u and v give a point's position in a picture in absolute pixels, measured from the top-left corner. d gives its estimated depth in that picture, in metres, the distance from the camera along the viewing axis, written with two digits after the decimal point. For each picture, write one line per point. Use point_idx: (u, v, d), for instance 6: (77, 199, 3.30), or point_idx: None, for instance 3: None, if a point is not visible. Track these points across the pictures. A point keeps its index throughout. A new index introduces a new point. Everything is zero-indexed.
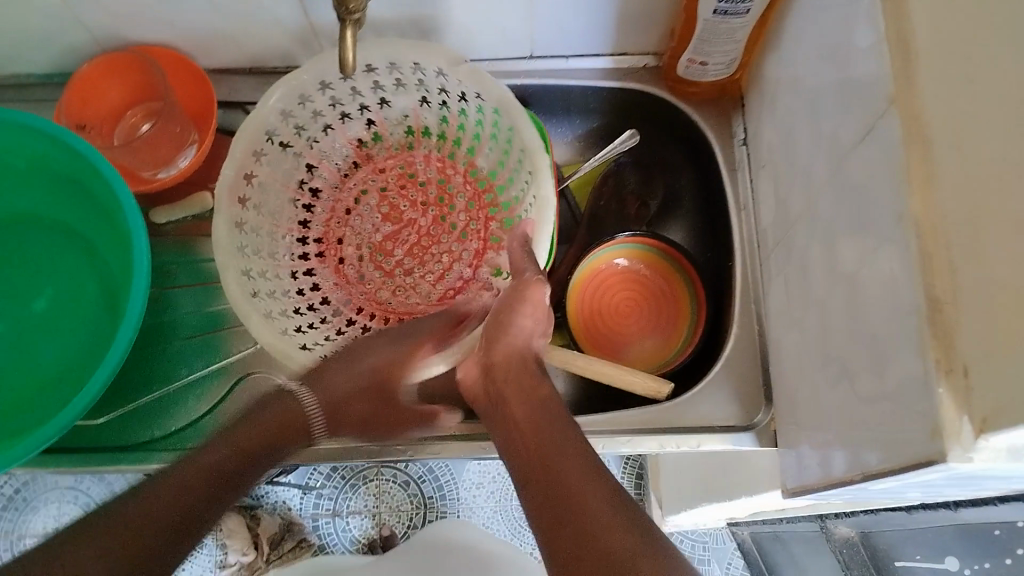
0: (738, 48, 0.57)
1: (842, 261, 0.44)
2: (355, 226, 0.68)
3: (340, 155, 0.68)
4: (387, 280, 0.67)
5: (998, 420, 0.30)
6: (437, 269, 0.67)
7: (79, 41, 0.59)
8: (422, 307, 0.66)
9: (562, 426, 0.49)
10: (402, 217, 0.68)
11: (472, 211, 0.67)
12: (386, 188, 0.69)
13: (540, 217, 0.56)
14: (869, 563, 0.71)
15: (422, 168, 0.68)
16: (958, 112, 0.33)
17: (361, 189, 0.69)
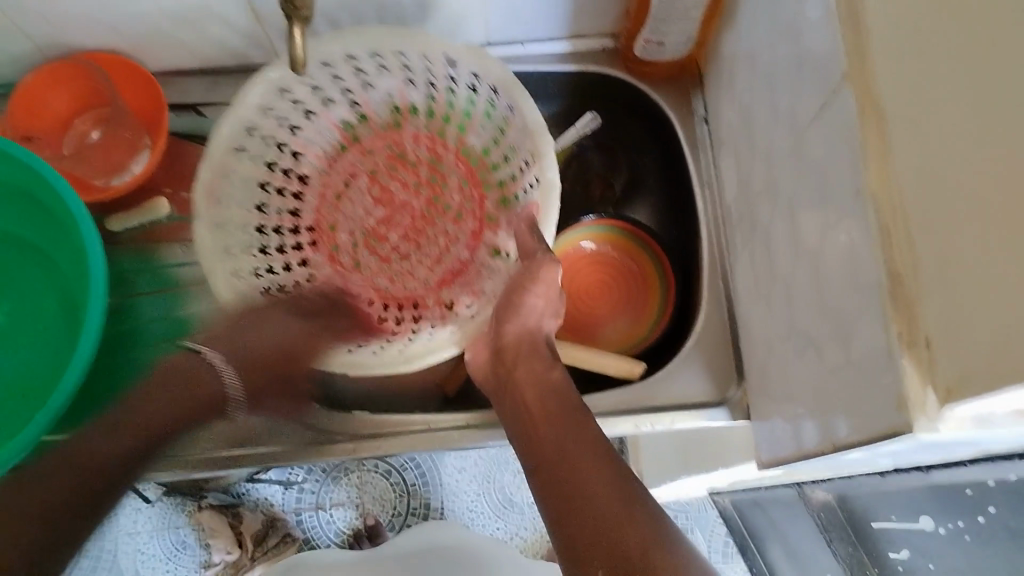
0: (692, 26, 0.57)
1: (804, 236, 0.44)
2: (348, 212, 0.67)
3: (325, 139, 0.65)
4: (382, 263, 0.67)
5: (961, 391, 0.30)
6: (432, 249, 0.67)
7: (22, 49, 0.58)
8: (422, 293, 0.65)
9: (579, 414, 0.51)
10: (390, 203, 0.68)
11: (466, 190, 0.67)
12: (373, 173, 0.67)
13: (546, 199, 0.55)
14: (846, 526, 0.72)
15: (412, 148, 0.67)
16: (910, 86, 0.33)
17: (348, 173, 0.67)
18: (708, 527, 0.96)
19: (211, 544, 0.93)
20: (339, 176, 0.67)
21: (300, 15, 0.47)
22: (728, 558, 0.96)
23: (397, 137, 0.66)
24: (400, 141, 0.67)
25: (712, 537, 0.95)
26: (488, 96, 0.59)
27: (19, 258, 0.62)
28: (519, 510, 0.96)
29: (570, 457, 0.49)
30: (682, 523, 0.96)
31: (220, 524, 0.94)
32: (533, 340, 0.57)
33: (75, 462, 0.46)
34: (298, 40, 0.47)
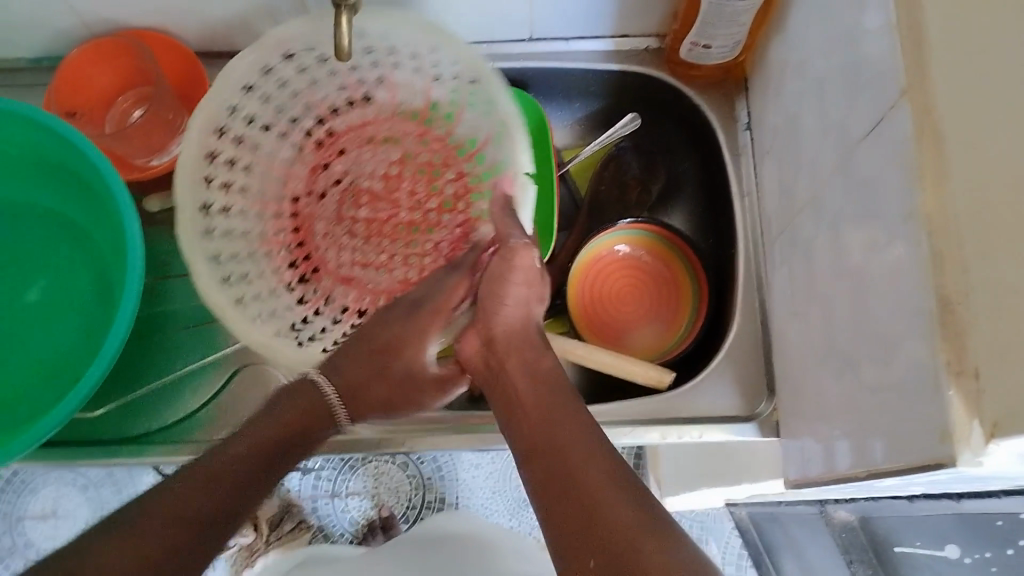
0: (741, 32, 0.56)
1: (849, 253, 0.43)
2: (361, 157, 0.60)
3: (403, 101, 0.59)
4: (341, 235, 0.60)
5: (1010, 426, 0.29)
6: (383, 258, 0.60)
7: (69, 24, 0.58)
8: (328, 266, 0.59)
9: (566, 393, 0.47)
10: (394, 164, 0.61)
11: (445, 234, 0.59)
12: (386, 146, 0.60)
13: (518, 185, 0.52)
14: (869, 549, 0.71)
15: (448, 177, 0.59)
16: (973, 107, 0.32)
17: (364, 131, 0.60)
18: (723, 538, 0.95)
19: None
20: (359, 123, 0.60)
21: (347, 4, 0.46)
22: (742, 570, 0.95)
23: (419, 122, 0.59)
24: (422, 126, 0.59)
25: (727, 549, 0.94)
26: (498, 124, 0.55)
27: (56, 234, 0.62)
28: (534, 510, 0.95)
29: (562, 442, 0.43)
30: (697, 534, 0.95)
31: None
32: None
33: (180, 503, 0.44)
34: (344, 28, 0.47)
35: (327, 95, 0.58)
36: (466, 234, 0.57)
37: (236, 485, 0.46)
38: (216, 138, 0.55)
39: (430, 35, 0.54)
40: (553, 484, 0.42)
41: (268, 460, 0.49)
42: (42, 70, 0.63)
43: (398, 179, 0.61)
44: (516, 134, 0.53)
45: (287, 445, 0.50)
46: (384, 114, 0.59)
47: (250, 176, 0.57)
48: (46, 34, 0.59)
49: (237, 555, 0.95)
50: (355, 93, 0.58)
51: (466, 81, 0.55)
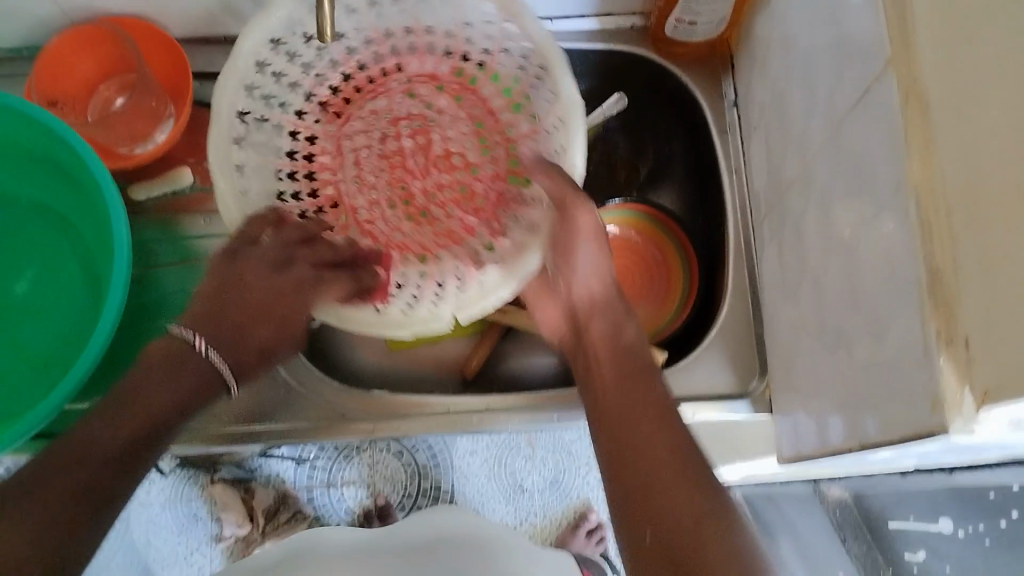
0: (728, 9, 0.55)
1: (838, 228, 0.43)
2: (403, 95, 0.55)
3: (439, 57, 0.54)
4: (359, 195, 0.55)
5: (1000, 394, 0.29)
6: (403, 226, 0.54)
7: (48, 12, 0.57)
8: (341, 198, 0.54)
9: (648, 377, 0.47)
10: (418, 130, 0.56)
11: (481, 197, 0.54)
12: (444, 96, 0.55)
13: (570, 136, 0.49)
14: (862, 524, 0.72)
15: (496, 151, 0.54)
16: (958, 75, 0.32)
17: (396, 96, 0.55)
18: None
19: (222, 517, 0.95)
20: (393, 91, 0.55)
21: None
22: None
23: (456, 81, 0.55)
24: (454, 95, 0.55)
25: None
26: (541, 59, 0.50)
27: (41, 224, 0.61)
28: (530, 496, 0.96)
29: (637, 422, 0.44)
30: None
31: (230, 498, 0.95)
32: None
33: (77, 463, 0.40)
34: (324, 9, 0.46)
35: (367, 34, 0.53)
36: (500, 201, 0.53)
37: (142, 424, 0.43)
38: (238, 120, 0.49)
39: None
40: (618, 455, 0.44)
41: (185, 396, 0.45)
42: (22, 60, 0.62)
43: (448, 156, 0.55)
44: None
45: (199, 392, 0.46)
46: (420, 82, 0.55)
47: (269, 129, 0.52)
48: (26, 22, 0.58)
49: (234, 546, 0.96)
50: (401, 41, 0.54)
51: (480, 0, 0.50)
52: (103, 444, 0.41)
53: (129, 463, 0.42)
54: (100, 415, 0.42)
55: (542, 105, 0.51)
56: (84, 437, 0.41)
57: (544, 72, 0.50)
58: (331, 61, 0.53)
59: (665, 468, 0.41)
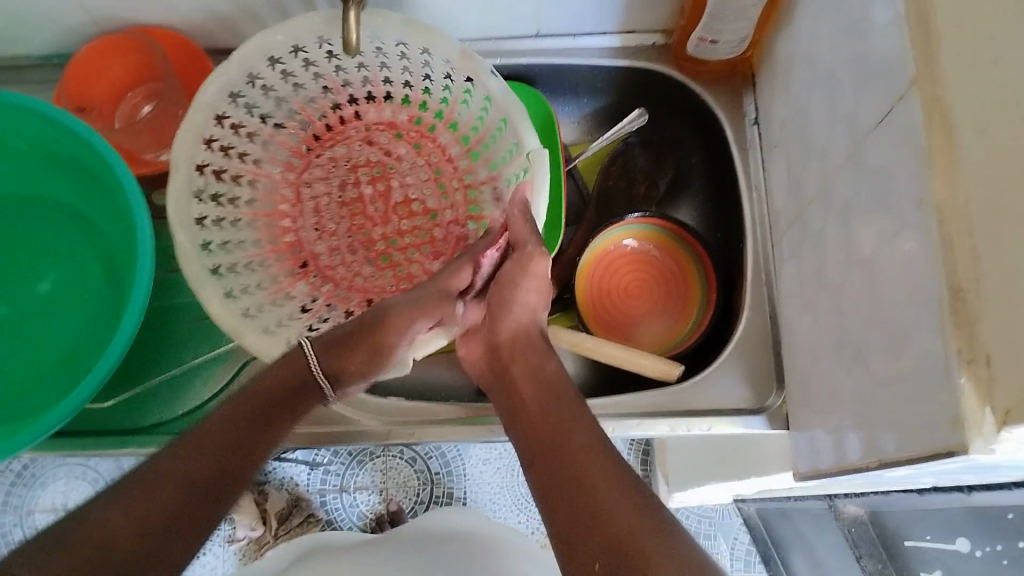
0: (750, 25, 0.56)
1: (858, 245, 0.43)
2: (357, 144, 0.65)
3: (398, 111, 0.64)
4: (317, 241, 0.64)
5: (1023, 413, 0.29)
6: (364, 270, 0.63)
7: (78, 21, 0.58)
8: (308, 245, 0.64)
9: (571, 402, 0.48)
10: (372, 178, 0.65)
11: (440, 228, 0.64)
12: (399, 143, 0.65)
13: (536, 180, 0.54)
14: (876, 542, 0.70)
15: (452, 193, 0.65)
16: (984, 96, 0.32)
17: (347, 147, 0.65)
18: (732, 533, 0.95)
19: (236, 519, 0.94)
20: (341, 140, 0.65)
21: None
22: (750, 567, 0.94)
23: (411, 132, 0.65)
24: (411, 145, 0.65)
25: (735, 545, 0.94)
26: (500, 114, 0.58)
27: (65, 227, 0.62)
28: None
29: (567, 435, 0.46)
30: (705, 530, 0.95)
31: (247, 500, 0.93)
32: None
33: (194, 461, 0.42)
34: (352, 23, 0.47)
35: (330, 85, 0.62)
36: (459, 239, 0.63)
37: (246, 435, 0.46)
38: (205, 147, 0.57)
39: (410, 30, 0.55)
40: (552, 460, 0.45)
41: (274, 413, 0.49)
42: (52, 67, 0.63)
43: (406, 202, 0.65)
44: (517, 116, 0.56)
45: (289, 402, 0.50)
46: (378, 130, 0.65)
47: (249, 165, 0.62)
48: (57, 30, 0.59)
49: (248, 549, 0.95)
50: (359, 93, 0.64)
51: (435, 52, 0.56)
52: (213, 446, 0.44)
53: (240, 463, 0.45)
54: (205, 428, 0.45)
55: (503, 148, 0.60)
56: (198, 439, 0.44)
57: (505, 123, 0.58)
58: (313, 103, 0.63)
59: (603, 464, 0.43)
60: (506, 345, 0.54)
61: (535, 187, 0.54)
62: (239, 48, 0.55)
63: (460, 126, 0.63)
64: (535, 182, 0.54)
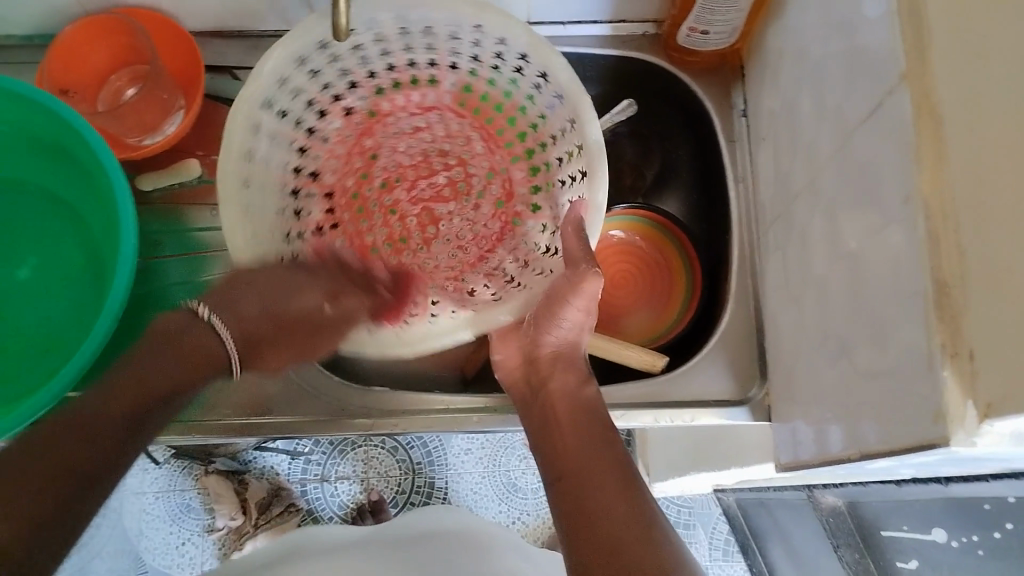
0: (739, 17, 0.56)
1: (844, 238, 0.43)
2: (388, 132, 0.64)
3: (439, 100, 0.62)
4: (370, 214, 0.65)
5: (1005, 406, 0.29)
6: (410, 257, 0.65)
7: (62, 0, 0.57)
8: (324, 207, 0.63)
9: (587, 430, 0.50)
10: (453, 166, 0.65)
11: (489, 220, 0.65)
12: (446, 142, 0.65)
13: (593, 200, 0.52)
14: (856, 533, 0.72)
15: (478, 184, 0.65)
16: (974, 91, 0.32)
17: (402, 124, 0.63)
18: (711, 523, 0.96)
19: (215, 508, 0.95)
20: (412, 109, 0.63)
21: None
22: (730, 557, 0.96)
23: (482, 131, 0.63)
24: (488, 142, 0.64)
25: (715, 535, 0.96)
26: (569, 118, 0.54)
27: (47, 211, 0.62)
28: (523, 495, 0.97)
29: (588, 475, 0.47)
30: (684, 519, 0.96)
31: (224, 489, 0.95)
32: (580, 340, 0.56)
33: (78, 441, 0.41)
34: (342, 8, 0.46)
35: (395, 64, 0.58)
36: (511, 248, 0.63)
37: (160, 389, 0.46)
38: (253, 134, 0.53)
39: (483, 14, 0.52)
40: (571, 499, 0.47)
41: (190, 378, 0.48)
42: (34, 47, 0.62)
43: (432, 219, 0.66)
44: (597, 162, 0.51)
45: (196, 367, 0.49)
46: (421, 114, 0.63)
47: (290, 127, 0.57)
48: (40, 10, 0.58)
49: (227, 539, 0.95)
50: (421, 74, 0.60)
51: (533, 65, 0.54)
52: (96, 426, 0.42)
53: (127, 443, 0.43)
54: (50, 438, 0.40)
55: (566, 162, 0.57)
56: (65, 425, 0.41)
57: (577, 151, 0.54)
58: (369, 76, 0.59)
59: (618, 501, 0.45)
60: (544, 363, 0.55)
61: (592, 214, 0.52)
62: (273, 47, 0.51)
63: (531, 139, 0.61)
64: (592, 205, 0.52)
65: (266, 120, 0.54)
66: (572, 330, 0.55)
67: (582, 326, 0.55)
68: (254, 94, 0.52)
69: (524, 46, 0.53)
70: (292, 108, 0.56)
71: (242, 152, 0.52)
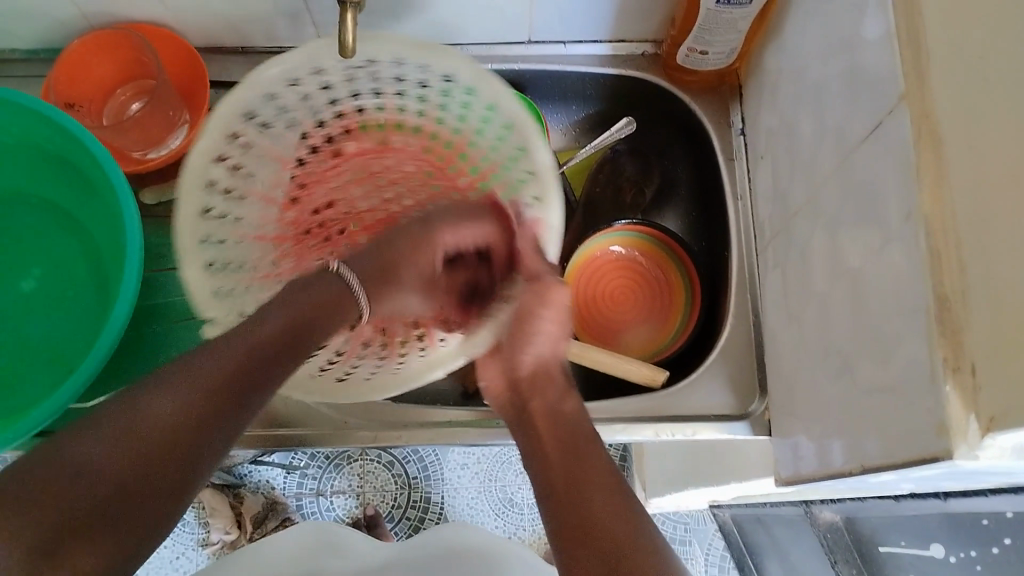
0: (739, 37, 0.57)
1: (844, 254, 0.44)
2: (334, 177, 0.62)
3: (401, 140, 0.61)
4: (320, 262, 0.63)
5: (1007, 420, 0.30)
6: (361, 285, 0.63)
7: (69, 15, 0.58)
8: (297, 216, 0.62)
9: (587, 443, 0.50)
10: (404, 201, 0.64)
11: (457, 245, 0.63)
12: (401, 183, 0.64)
13: (547, 222, 0.57)
14: (852, 549, 0.72)
15: (438, 208, 0.64)
16: (973, 113, 0.33)
17: (359, 165, 0.62)
18: (706, 539, 0.96)
19: (210, 522, 0.94)
20: (371, 150, 0.62)
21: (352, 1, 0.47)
22: (725, 573, 0.96)
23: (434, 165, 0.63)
24: (445, 177, 0.63)
25: (710, 551, 0.96)
26: (519, 143, 0.57)
27: (51, 224, 0.62)
28: (520, 511, 0.97)
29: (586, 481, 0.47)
30: (680, 535, 0.96)
31: (220, 503, 0.94)
32: (556, 354, 0.57)
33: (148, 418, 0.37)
34: (349, 25, 0.47)
35: (342, 109, 0.59)
36: (479, 260, 0.62)
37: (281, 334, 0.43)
38: (229, 141, 0.55)
39: (436, 55, 0.55)
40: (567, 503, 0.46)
41: (316, 319, 0.46)
42: (38, 61, 0.63)
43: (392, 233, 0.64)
44: (548, 188, 0.56)
45: (300, 328, 0.44)
46: (373, 152, 0.62)
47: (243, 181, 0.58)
48: (45, 24, 0.59)
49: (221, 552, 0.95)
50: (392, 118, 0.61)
51: (477, 97, 0.57)
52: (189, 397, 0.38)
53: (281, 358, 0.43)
54: (189, 366, 0.40)
55: (520, 186, 0.59)
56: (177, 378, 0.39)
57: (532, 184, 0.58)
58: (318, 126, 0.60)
59: (605, 503, 0.45)
60: (524, 386, 0.55)
61: (548, 229, 0.57)
62: (274, 60, 0.54)
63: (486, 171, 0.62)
64: (548, 223, 0.57)
65: (241, 133, 0.56)
66: (547, 344, 0.56)
67: (555, 339, 0.57)
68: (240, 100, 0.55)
69: (469, 79, 0.56)
70: (280, 118, 0.58)
71: (216, 155, 0.55)
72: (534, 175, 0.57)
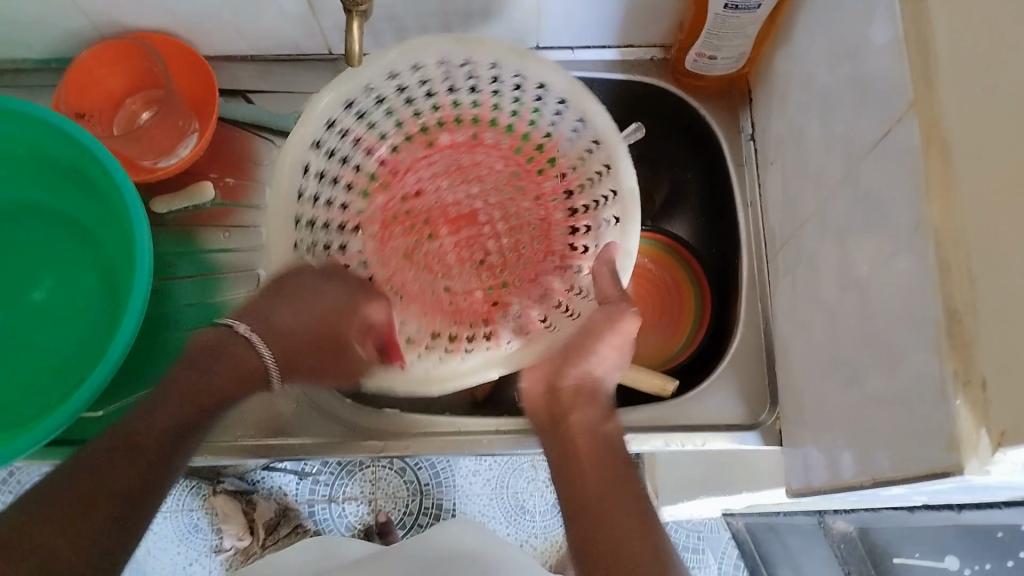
0: (747, 43, 0.56)
1: (854, 262, 0.43)
2: (422, 171, 0.63)
3: (499, 141, 0.61)
4: (401, 248, 0.63)
5: (1018, 436, 0.29)
6: (431, 282, 0.62)
7: (80, 26, 0.58)
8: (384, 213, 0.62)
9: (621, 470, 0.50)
10: (492, 204, 0.64)
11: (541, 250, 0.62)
12: (491, 184, 0.63)
13: (626, 246, 0.54)
14: (866, 560, 0.70)
15: (526, 210, 0.63)
16: (980, 121, 0.32)
17: (446, 160, 0.63)
18: (719, 548, 0.95)
19: (222, 528, 0.95)
20: (462, 145, 0.62)
21: (358, 10, 0.47)
22: None
23: (522, 166, 0.62)
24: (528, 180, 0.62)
25: (723, 560, 0.95)
26: (603, 159, 0.56)
27: (62, 234, 0.62)
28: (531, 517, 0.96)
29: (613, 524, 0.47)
30: (693, 543, 0.96)
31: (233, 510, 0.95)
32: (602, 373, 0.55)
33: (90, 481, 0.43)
34: (354, 33, 0.47)
35: (440, 103, 0.60)
36: (551, 268, 0.61)
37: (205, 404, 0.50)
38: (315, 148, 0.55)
39: (524, 61, 0.54)
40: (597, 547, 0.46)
41: (230, 392, 0.51)
42: (50, 71, 0.63)
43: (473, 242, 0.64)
44: (632, 213, 0.54)
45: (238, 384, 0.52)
46: (461, 148, 0.62)
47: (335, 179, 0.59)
48: (56, 34, 0.59)
49: (234, 559, 0.95)
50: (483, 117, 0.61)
51: (573, 111, 0.56)
52: (114, 480, 0.44)
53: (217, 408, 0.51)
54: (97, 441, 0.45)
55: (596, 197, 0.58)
56: (102, 460, 0.44)
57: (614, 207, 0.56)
58: (414, 117, 0.60)
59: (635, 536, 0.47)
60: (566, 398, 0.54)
61: (626, 256, 0.54)
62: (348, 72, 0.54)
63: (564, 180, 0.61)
64: (625, 246, 0.54)
65: (326, 139, 0.56)
66: (602, 365, 0.54)
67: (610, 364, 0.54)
68: (304, 134, 0.54)
69: (565, 91, 0.55)
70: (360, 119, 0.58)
71: (302, 164, 0.54)
72: (618, 197, 0.55)
